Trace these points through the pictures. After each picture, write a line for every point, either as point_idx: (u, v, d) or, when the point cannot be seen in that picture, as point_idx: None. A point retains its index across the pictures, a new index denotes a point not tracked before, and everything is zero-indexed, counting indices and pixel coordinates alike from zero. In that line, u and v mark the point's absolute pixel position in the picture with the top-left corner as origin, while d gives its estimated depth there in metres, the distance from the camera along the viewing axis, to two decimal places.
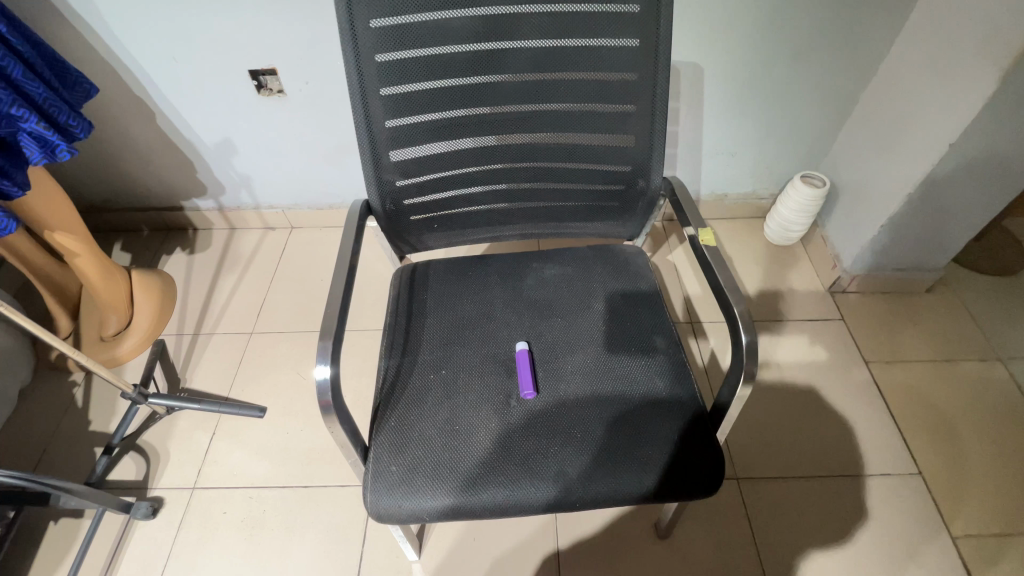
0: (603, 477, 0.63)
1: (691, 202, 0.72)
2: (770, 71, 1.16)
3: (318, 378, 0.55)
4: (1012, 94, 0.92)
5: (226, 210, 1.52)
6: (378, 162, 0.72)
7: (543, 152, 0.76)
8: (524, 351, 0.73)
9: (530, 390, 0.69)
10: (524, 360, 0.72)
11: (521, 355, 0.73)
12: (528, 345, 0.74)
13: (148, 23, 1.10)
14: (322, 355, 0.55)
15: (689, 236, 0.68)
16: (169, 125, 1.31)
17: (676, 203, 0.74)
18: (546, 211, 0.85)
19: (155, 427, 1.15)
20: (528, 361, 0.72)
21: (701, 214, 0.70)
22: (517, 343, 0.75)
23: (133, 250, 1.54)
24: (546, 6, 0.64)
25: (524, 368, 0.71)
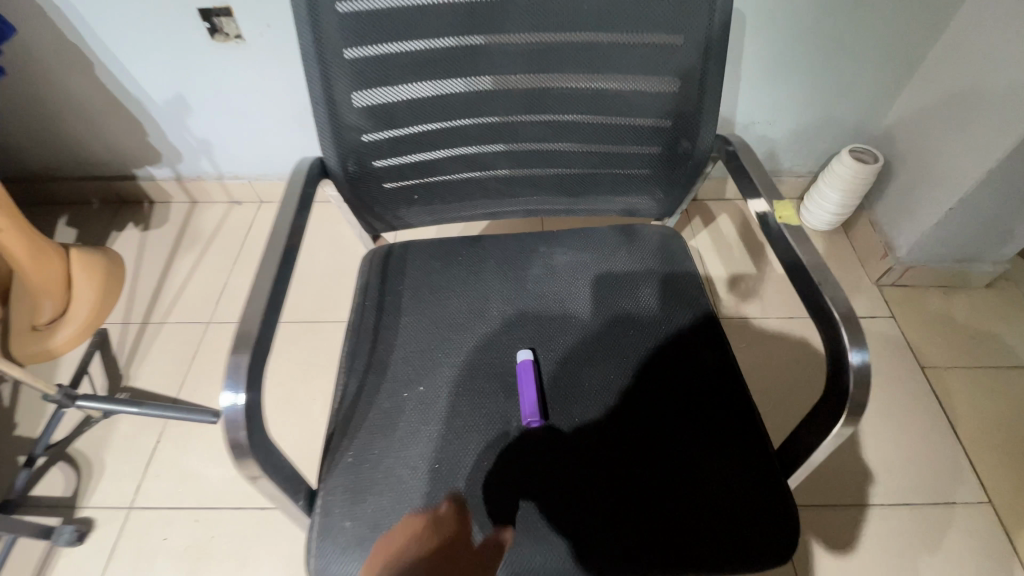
0: (638, 539, 0.47)
1: (759, 167, 0.54)
2: (825, 22, 0.97)
3: (228, 408, 0.36)
4: None
5: (185, 179, 1.32)
6: (336, 107, 0.54)
7: (555, 100, 0.58)
8: (526, 363, 0.56)
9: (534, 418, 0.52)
10: (528, 374, 0.55)
11: (523, 368, 0.56)
12: (531, 355, 0.57)
13: None
14: (233, 378, 0.37)
15: (759, 214, 0.50)
16: (107, 78, 1.11)
17: (736, 168, 0.56)
18: (556, 181, 0.67)
19: (90, 433, 0.98)
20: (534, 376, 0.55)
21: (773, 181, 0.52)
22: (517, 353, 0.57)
23: (80, 225, 1.36)
24: None
25: (529, 386, 0.54)
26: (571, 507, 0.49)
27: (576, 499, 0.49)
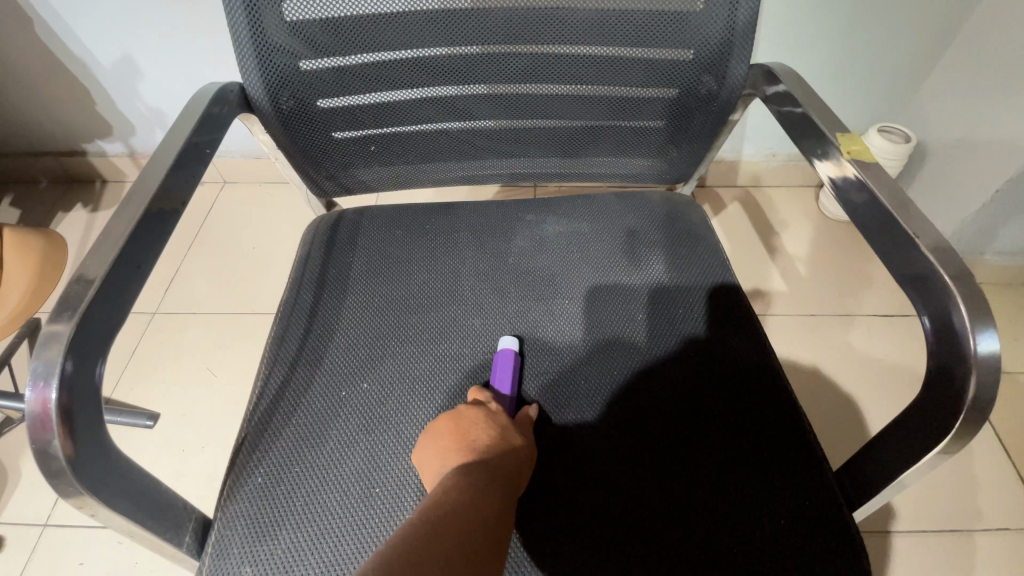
0: (652, 561, 0.37)
1: (808, 106, 0.42)
2: None
3: (29, 401, 0.25)
4: None
5: (140, 156, 1.20)
6: (260, 22, 0.42)
7: (544, 26, 0.46)
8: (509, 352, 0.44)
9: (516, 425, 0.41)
10: (510, 368, 0.43)
11: (504, 358, 0.44)
12: (517, 344, 0.45)
13: None
14: (41, 356, 0.26)
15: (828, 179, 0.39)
16: (42, 34, 0.97)
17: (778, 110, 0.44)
18: (547, 135, 0.54)
19: (9, 435, 0.85)
20: (517, 370, 0.44)
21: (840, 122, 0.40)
22: (498, 339, 0.46)
23: (24, 205, 1.23)
24: None
25: (509, 381, 0.43)
26: (570, 515, 0.38)
27: (577, 512, 0.39)
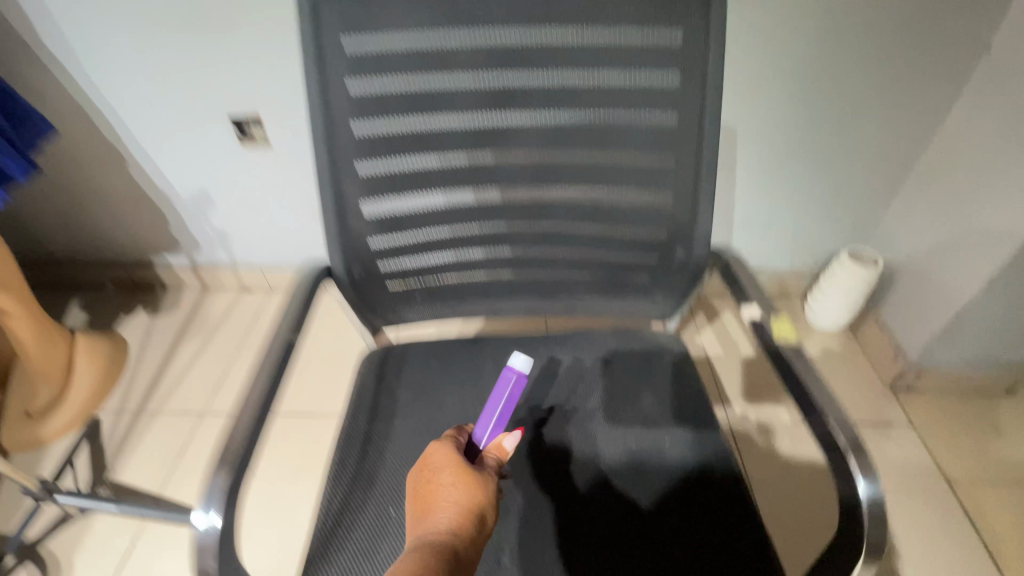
0: None
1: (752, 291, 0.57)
2: (812, 137, 1.04)
3: (202, 530, 0.39)
4: None
5: (200, 267, 1.36)
6: (346, 215, 0.58)
7: (555, 212, 0.61)
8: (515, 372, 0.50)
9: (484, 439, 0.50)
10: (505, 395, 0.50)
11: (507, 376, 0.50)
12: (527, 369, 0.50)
13: (123, 66, 0.99)
14: (206, 494, 0.40)
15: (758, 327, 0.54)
16: (137, 175, 1.17)
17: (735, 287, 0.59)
18: (557, 284, 0.68)
19: (68, 530, 0.93)
20: (512, 394, 0.50)
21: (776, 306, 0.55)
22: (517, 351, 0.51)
23: (92, 310, 1.37)
24: (559, 35, 0.52)
25: (499, 403, 0.50)
26: None
27: None
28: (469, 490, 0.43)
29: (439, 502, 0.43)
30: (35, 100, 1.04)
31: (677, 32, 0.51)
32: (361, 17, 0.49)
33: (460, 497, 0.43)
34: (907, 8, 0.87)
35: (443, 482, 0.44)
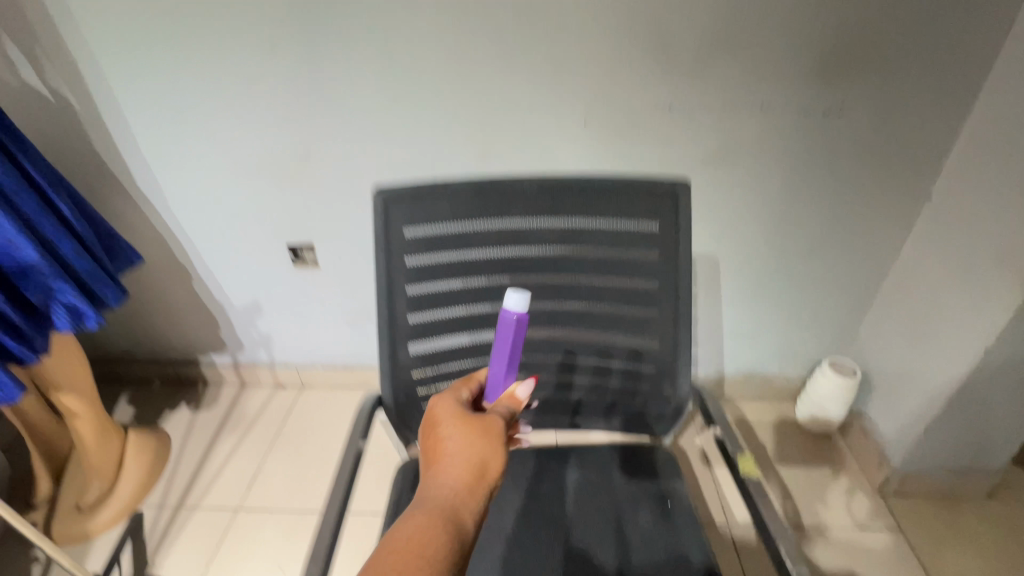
0: None
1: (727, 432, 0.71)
2: (787, 264, 1.19)
3: None
4: None
5: (241, 366, 1.50)
6: (396, 354, 0.72)
7: (563, 348, 0.76)
8: (511, 313, 0.54)
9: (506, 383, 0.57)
10: (509, 340, 0.54)
11: (507, 321, 0.54)
12: (523, 307, 0.53)
13: (202, 205, 1.18)
14: None
15: (730, 457, 0.69)
16: (199, 289, 1.33)
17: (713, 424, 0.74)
18: (565, 405, 0.81)
19: None
20: (514, 338, 0.54)
21: (740, 446, 0.70)
22: (506, 291, 0.54)
23: (138, 405, 1.49)
24: (567, 221, 0.69)
25: (505, 349, 0.54)
26: None
27: None
28: (472, 443, 0.49)
29: (444, 453, 0.48)
30: (123, 229, 1.22)
31: (656, 222, 0.68)
32: (418, 212, 0.66)
33: (463, 450, 0.48)
34: (857, 168, 1.05)
35: (448, 434, 0.50)
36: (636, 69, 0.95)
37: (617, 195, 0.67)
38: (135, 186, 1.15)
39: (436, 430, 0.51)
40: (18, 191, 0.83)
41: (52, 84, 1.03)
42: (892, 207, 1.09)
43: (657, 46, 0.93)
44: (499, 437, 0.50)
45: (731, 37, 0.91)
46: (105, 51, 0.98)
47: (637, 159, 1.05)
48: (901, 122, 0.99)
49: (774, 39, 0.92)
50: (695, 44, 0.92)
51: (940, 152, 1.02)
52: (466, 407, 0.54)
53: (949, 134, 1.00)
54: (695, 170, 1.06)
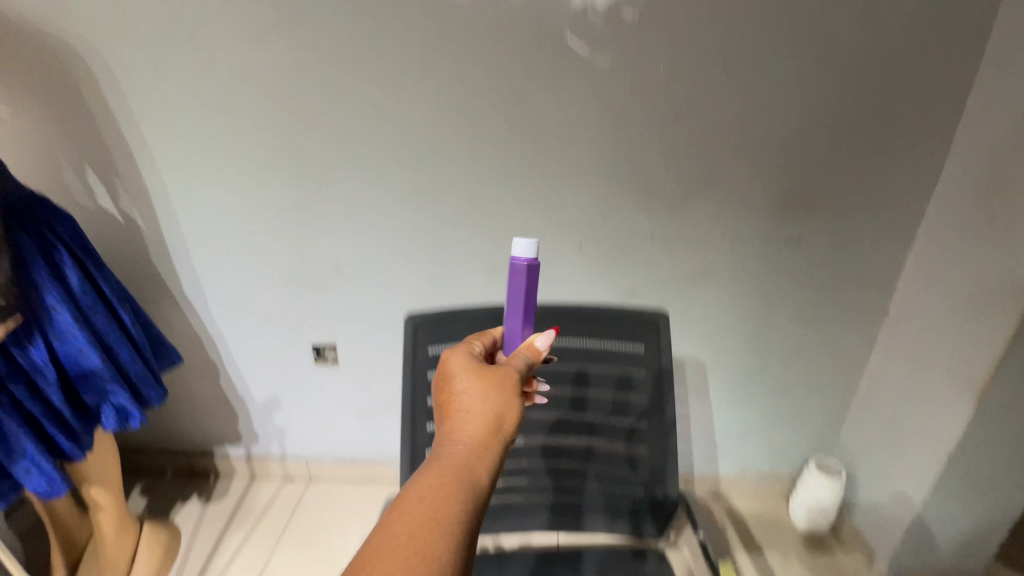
0: None
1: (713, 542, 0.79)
2: (767, 367, 1.31)
3: None
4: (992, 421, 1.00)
5: (253, 458, 1.56)
6: (414, 459, 0.80)
7: (563, 452, 0.87)
8: (520, 259, 0.63)
9: (525, 330, 0.65)
10: (521, 284, 0.63)
11: (517, 265, 0.63)
12: (532, 251, 0.62)
13: (238, 308, 1.31)
14: None
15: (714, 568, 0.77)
16: (224, 383, 1.43)
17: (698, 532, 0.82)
18: (566, 505, 0.90)
19: None
20: (525, 282, 0.62)
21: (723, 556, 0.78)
22: (512, 240, 0.63)
23: (150, 496, 1.53)
24: (568, 342, 0.83)
25: (521, 292, 0.63)
26: None
27: None
28: (487, 400, 0.55)
29: (462, 410, 0.55)
30: (164, 329, 1.35)
31: (642, 344, 0.83)
32: (441, 333, 0.79)
33: (480, 405, 0.54)
34: (821, 286, 1.20)
35: (465, 392, 0.56)
36: (624, 205, 1.12)
37: (605, 321, 0.83)
38: (182, 292, 1.29)
39: (453, 388, 0.57)
40: (92, 307, 0.96)
41: (123, 207, 1.18)
42: (856, 319, 1.23)
43: (642, 186, 1.10)
44: (512, 393, 0.56)
45: (704, 181, 1.09)
46: (175, 182, 1.15)
47: (628, 275, 1.20)
48: (854, 249, 1.15)
49: (740, 184, 1.10)
50: (673, 185, 1.10)
51: (892, 274, 1.18)
52: (481, 364, 0.60)
53: (897, 260, 1.16)
54: (678, 285, 1.21)
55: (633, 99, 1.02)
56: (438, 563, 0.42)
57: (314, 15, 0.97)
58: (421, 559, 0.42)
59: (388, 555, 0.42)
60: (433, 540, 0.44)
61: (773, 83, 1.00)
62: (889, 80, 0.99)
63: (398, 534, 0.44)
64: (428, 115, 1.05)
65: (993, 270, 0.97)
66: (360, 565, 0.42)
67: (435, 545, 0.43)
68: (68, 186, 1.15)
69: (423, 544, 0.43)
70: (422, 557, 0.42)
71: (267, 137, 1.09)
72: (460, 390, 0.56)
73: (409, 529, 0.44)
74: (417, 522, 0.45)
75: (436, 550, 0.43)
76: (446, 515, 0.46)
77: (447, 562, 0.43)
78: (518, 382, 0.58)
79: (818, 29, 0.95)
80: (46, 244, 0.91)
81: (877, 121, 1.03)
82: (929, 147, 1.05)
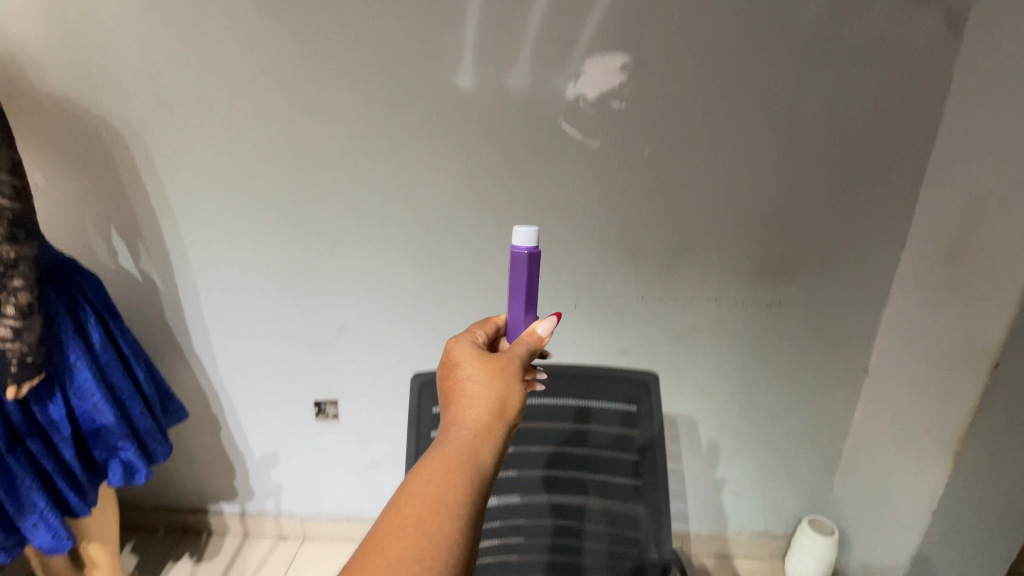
0: None
1: None
2: (756, 424, 1.36)
3: None
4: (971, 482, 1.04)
5: (247, 515, 1.55)
6: None
7: (560, 511, 0.92)
8: (521, 247, 0.69)
9: (527, 314, 0.71)
10: (524, 271, 0.68)
11: (519, 253, 0.68)
12: (533, 239, 0.68)
13: (245, 363, 1.36)
14: None
15: None
16: (224, 438, 1.45)
17: None
18: (563, 567, 0.91)
19: None
20: (526, 270, 0.68)
21: None
22: (513, 229, 0.69)
23: (140, 555, 1.50)
24: (565, 400, 0.93)
25: (523, 278, 0.69)
26: None
27: None
28: (491, 387, 0.59)
29: (467, 398, 0.58)
30: (171, 382, 1.38)
31: (633, 404, 0.92)
32: None
33: (484, 392, 0.58)
34: (803, 346, 1.27)
35: (470, 380, 0.60)
36: (615, 269, 1.21)
37: (598, 383, 0.93)
38: (191, 347, 1.34)
39: (458, 377, 0.61)
40: (111, 364, 1.01)
41: (143, 266, 1.25)
42: (837, 378, 1.30)
43: (632, 253, 1.19)
44: (514, 381, 0.60)
45: (689, 248, 1.18)
46: (195, 244, 1.23)
47: (620, 334, 1.27)
48: (831, 312, 1.23)
49: (722, 250, 1.18)
50: (661, 252, 1.19)
51: (868, 335, 1.26)
52: (485, 353, 0.64)
53: (871, 322, 1.24)
54: (668, 344, 1.28)
55: (623, 175, 1.12)
56: (445, 541, 0.46)
57: (335, 100, 1.08)
58: (429, 537, 0.46)
59: (398, 534, 0.46)
60: (439, 521, 0.47)
61: (748, 162, 1.11)
62: (851, 164, 1.11)
63: (408, 514, 0.47)
64: (435, 187, 1.15)
65: (957, 335, 1.04)
66: (374, 543, 0.46)
67: (442, 525, 0.47)
68: (92, 247, 1.22)
69: (431, 524, 0.47)
70: (431, 535, 0.46)
71: (285, 204, 1.18)
72: (463, 380, 0.60)
73: (418, 510, 0.47)
74: (425, 503, 0.48)
75: (443, 530, 0.47)
76: (452, 495, 0.49)
77: (453, 540, 0.46)
78: (520, 370, 0.62)
79: (786, 120, 1.07)
80: (75, 304, 0.97)
81: (844, 198, 1.14)
82: (892, 219, 1.15)
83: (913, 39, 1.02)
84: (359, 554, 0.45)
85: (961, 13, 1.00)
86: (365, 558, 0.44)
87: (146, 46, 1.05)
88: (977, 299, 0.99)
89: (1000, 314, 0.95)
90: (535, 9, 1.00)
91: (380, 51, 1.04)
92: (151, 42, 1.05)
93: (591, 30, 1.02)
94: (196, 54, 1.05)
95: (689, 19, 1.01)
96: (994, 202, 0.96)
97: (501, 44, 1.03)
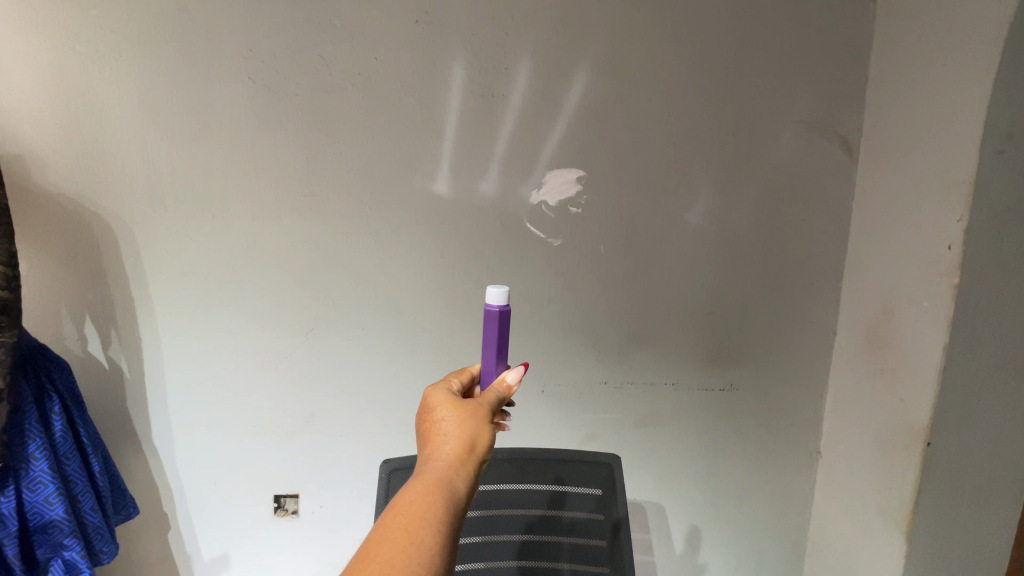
0: None
1: None
2: (721, 508, 1.38)
3: None
4: (921, 561, 1.08)
5: None
6: None
7: None
8: (494, 304, 0.76)
9: (498, 364, 0.77)
10: (497, 324, 0.75)
11: (491, 310, 0.75)
12: (504, 299, 0.76)
13: (204, 455, 1.32)
14: None
15: None
16: (171, 540, 1.36)
17: None
18: None
19: None
20: (497, 323, 0.75)
21: None
22: (488, 289, 0.76)
23: None
24: (533, 484, 0.96)
25: (495, 333, 0.75)
26: None
27: None
28: (463, 424, 0.64)
29: (442, 433, 0.63)
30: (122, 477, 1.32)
31: (598, 486, 0.95)
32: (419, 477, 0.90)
33: (456, 430, 0.63)
34: (757, 429, 1.34)
35: (444, 420, 0.64)
36: (579, 356, 1.28)
37: (568, 467, 0.97)
38: (150, 439, 1.30)
39: (435, 414, 0.66)
40: (70, 455, 0.99)
41: (112, 354, 1.24)
42: (792, 461, 1.36)
43: (593, 340, 1.28)
44: (485, 421, 0.65)
45: (645, 335, 1.28)
46: (169, 333, 1.25)
47: (586, 419, 1.32)
48: (778, 395, 1.33)
49: (675, 338, 1.29)
50: (620, 339, 1.28)
51: (816, 417, 1.34)
52: (458, 398, 0.69)
53: (816, 405, 1.34)
54: (632, 429, 1.33)
55: (583, 270, 1.24)
56: (427, 552, 0.50)
57: (321, 201, 1.19)
58: (414, 547, 0.50)
59: (384, 547, 0.50)
60: (421, 535, 0.52)
61: (692, 261, 1.25)
62: (780, 262, 1.26)
63: (394, 529, 0.52)
64: (411, 278, 1.24)
65: (889, 414, 1.13)
66: (362, 557, 0.50)
67: (425, 538, 0.51)
68: (62, 334, 1.22)
69: (415, 537, 0.51)
70: (414, 548, 0.50)
71: (265, 293, 1.23)
72: (440, 416, 0.65)
73: (403, 525, 0.52)
74: (408, 520, 0.53)
75: (426, 543, 0.51)
76: (431, 515, 0.54)
77: (433, 551, 0.51)
78: (489, 413, 0.67)
79: (721, 225, 1.23)
80: (42, 391, 0.96)
81: (777, 291, 1.27)
82: (821, 311, 1.29)
83: (818, 163, 1.22)
84: (351, 568, 0.49)
85: (854, 142, 1.22)
86: (358, 569, 0.49)
87: (151, 152, 1.15)
88: (901, 381, 1.10)
89: (921, 395, 1.05)
90: (505, 128, 1.17)
91: (368, 160, 1.17)
92: (155, 150, 1.15)
93: (552, 146, 1.18)
94: (197, 161, 1.16)
95: (634, 142, 1.19)
96: (901, 297, 1.11)
97: (474, 157, 1.18)
